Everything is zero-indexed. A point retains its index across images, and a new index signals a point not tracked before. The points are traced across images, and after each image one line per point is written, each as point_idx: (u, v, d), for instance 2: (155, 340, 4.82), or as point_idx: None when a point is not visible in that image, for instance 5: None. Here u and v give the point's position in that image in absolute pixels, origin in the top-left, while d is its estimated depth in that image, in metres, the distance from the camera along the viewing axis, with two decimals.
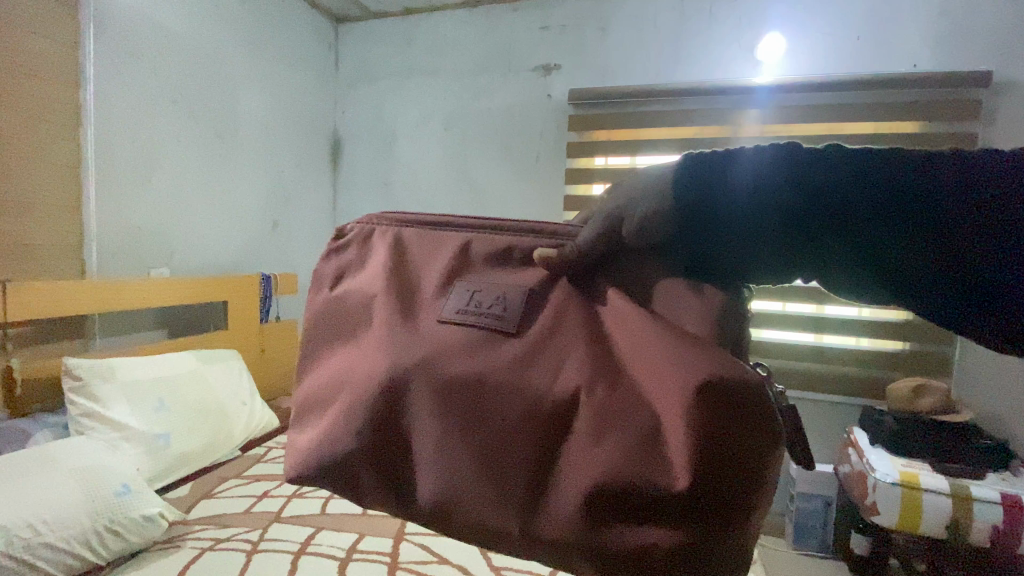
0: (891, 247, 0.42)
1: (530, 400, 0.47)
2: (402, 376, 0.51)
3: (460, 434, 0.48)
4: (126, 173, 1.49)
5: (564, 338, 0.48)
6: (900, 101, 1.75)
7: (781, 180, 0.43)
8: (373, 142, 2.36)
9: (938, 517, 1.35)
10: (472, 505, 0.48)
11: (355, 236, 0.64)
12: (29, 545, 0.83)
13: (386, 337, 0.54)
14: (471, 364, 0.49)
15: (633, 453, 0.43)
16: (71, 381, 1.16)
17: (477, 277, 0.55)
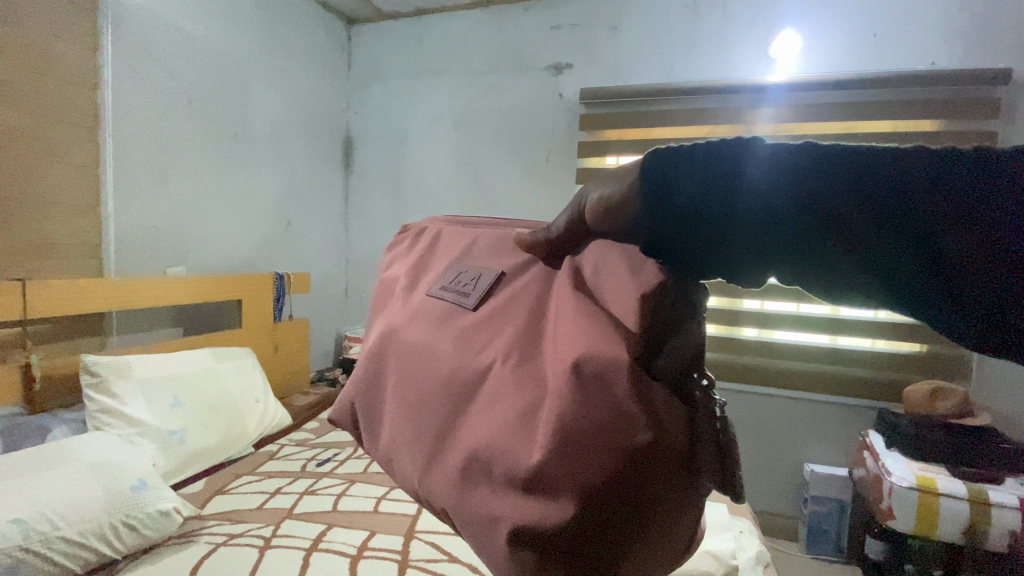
0: (885, 254, 0.33)
1: (456, 365, 0.53)
2: (384, 335, 0.63)
3: (402, 387, 0.57)
4: (143, 173, 1.52)
5: (504, 318, 0.54)
6: (919, 99, 1.72)
7: (762, 170, 0.36)
8: (384, 142, 2.37)
9: (955, 521, 1.32)
10: (399, 447, 0.56)
11: (412, 228, 0.78)
12: (46, 539, 0.85)
13: (396, 309, 0.66)
14: (427, 331, 0.58)
15: (509, 424, 0.46)
16: (89, 377, 1.17)
17: (472, 262, 0.64)
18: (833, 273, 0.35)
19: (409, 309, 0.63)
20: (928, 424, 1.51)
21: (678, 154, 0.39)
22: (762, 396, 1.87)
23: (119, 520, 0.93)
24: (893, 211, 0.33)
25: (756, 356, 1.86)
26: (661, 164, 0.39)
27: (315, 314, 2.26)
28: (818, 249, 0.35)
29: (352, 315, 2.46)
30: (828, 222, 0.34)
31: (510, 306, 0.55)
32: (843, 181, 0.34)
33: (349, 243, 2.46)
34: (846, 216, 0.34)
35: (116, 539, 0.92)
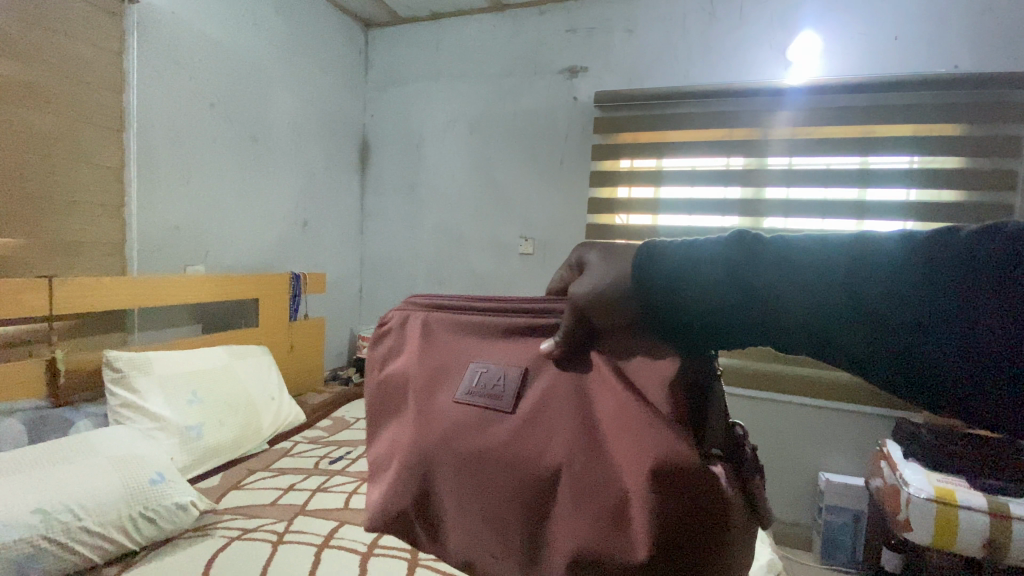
0: (840, 322, 0.39)
1: (508, 464, 0.52)
2: (426, 452, 0.57)
3: (468, 501, 0.54)
4: (165, 174, 1.55)
5: (550, 416, 0.52)
6: (940, 101, 1.68)
7: (733, 268, 0.42)
8: (400, 145, 2.39)
9: (974, 534, 1.29)
10: (488, 553, 0.53)
11: (396, 322, 0.71)
12: (69, 529, 0.87)
13: (416, 405, 0.61)
14: (476, 440, 0.54)
15: (601, 528, 0.46)
16: (111, 372, 1.21)
17: (484, 355, 0.60)
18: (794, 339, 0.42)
19: (432, 408, 0.59)
20: (948, 436, 1.49)
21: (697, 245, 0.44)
22: (779, 403, 1.84)
23: (138, 512, 0.95)
24: (858, 290, 0.39)
25: (771, 362, 1.87)
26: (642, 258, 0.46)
27: (329, 314, 2.29)
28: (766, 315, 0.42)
29: (367, 316, 2.49)
30: (763, 303, 0.42)
31: (550, 405, 0.52)
32: (821, 266, 0.40)
33: (364, 244, 2.49)
34: (823, 291, 0.40)
35: (135, 531, 0.94)
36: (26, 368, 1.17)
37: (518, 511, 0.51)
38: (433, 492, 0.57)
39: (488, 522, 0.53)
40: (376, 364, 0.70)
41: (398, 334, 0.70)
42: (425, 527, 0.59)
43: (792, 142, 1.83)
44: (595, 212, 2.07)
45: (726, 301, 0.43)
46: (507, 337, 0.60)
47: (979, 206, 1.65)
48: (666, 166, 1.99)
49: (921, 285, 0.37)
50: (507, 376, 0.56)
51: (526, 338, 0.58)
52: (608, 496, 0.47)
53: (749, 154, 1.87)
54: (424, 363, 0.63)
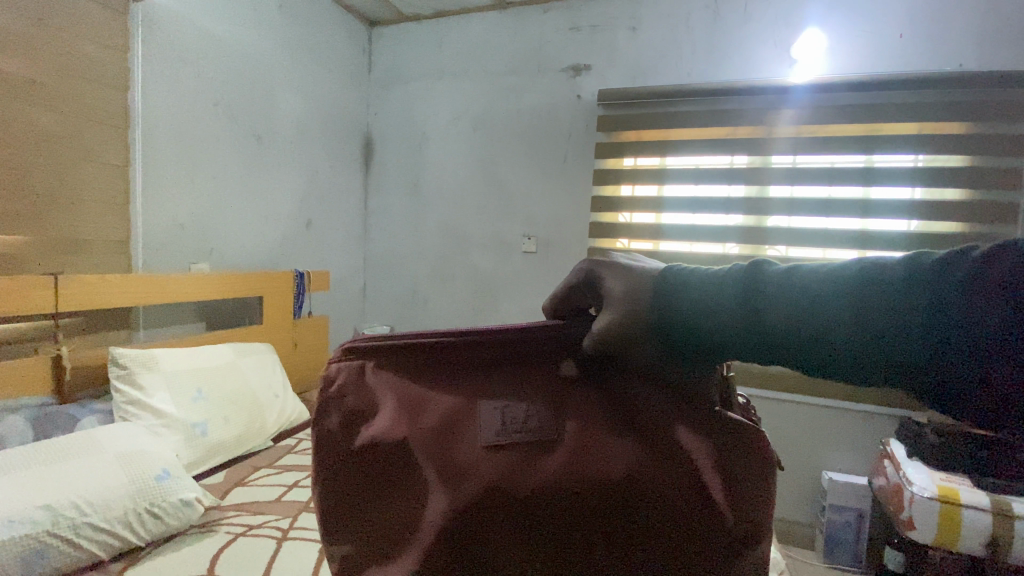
0: (849, 338, 0.37)
1: (570, 497, 0.45)
2: (475, 512, 0.45)
3: (541, 550, 0.45)
4: (170, 172, 1.56)
5: (600, 434, 0.46)
6: (944, 100, 1.67)
7: (733, 292, 0.42)
8: (404, 143, 2.39)
9: (977, 534, 1.29)
10: None
11: (345, 380, 0.52)
12: (75, 525, 0.87)
13: (428, 463, 0.47)
14: (532, 481, 0.45)
15: (697, 525, 0.44)
16: (117, 369, 1.22)
17: (488, 387, 0.50)
18: (791, 358, 0.40)
19: (454, 462, 0.46)
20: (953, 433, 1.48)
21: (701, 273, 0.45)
22: (782, 402, 1.84)
23: (144, 508, 0.95)
24: (845, 302, 0.38)
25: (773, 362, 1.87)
26: (645, 284, 0.45)
27: (333, 312, 2.29)
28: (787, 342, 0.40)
29: (370, 314, 2.50)
30: (771, 329, 0.40)
31: (595, 424, 0.46)
32: (827, 284, 0.39)
33: (367, 242, 2.49)
34: (817, 306, 0.38)
35: (141, 527, 0.94)
36: (33, 365, 1.18)
37: (600, 542, 0.44)
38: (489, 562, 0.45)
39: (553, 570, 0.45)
40: (335, 437, 0.50)
41: (357, 393, 0.51)
42: None
43: (795, 140, 1.82)
44: (599, 210, 2.07)
45: (714, 316, 0.42)
46: (507, 364, 0.51)
47: (983, 205, 1.64)
48: (669, 164, 1.99)
49: (913, 292, 0.36)
50: (535, 404, 0.48)
51: (530, 362, 0.51)
52: (687, 496, 0.44)
53: (753, 152, 1.86)
54: (418, 412, 0.49)
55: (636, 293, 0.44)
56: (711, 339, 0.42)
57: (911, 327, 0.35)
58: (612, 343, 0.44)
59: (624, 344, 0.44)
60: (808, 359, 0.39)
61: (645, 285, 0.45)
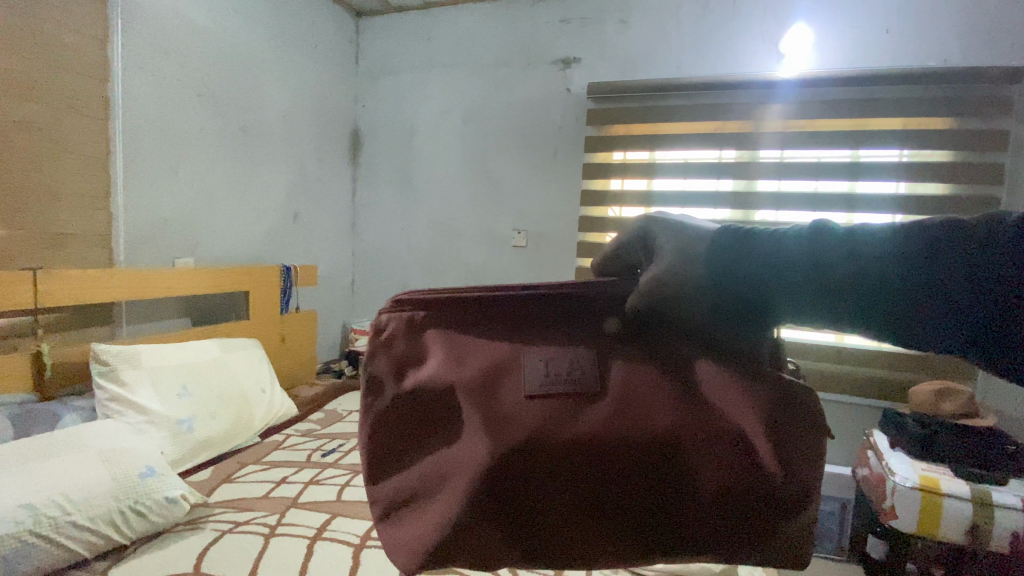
0: (900, 294, 0.38)
1: (613, 448, 0.46)
2: (516, 458, 0.47)
3: (578, 490, 0.47)
4: (153, 164, 1.52)
5: (647, 388, 0.47)
6: (929, 96, 1.69)
7: (781, 247, 0.42)
8: (392, 136, 2.37)
9: (960, 523, 1.31)
10: (605, 539, 0.47)
11: (395, 328, 0.54)
12: (57, 524, 0.86)
13: (472, 413, 0.49)
14: (576, 430, 0.47)
15: (738, 474, 0.45)
16: (99, 366, 1.19)
17: (540, 342, 0.51)
18: (841, 312, 0.40)
19: (501, 412, 0.48)
20: (936, 424, 1.52)
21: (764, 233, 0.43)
22: None
23: (128, 506, 0.94)
24: (898, 253, 0.38)
25: None
26: (696, 237, 0.45)
27: (322, 307, 2.27)
28: (822, 294, 0.40)
29: (359, 309, 2.48)
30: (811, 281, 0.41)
31: (639, 381, 0.48)
32: (883, 243, 0.39)
33: (356, 236, 2.47)
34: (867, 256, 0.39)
35: (125, 525, 0.93)
36: (11, 361, 1.15)
37: (637, 486, 0.46)
38: (527, 502, 0.47)
39: (592, 513, 0.47)
40: (382, 382, 0.53)
41: (407, 342, 0.54)
42: (520, 544, 0.48)
43: (784, 134, 1.83)
44: (589, 204, 2.08)
45: (767, 265, 0.42)
46: (554, 322, 0.52)
47: (966, 200, 1.67)
48: (658, 158, 1.99)
49: (958, 248, 0.37)
50: (579, 359, 0.49)
51: (579, 320, 0.51)
52: (729, 449, 0.46)
53: (741, 146, 1.87)
54: (464, 366, 0.51)
55: (690, 251, 0.44)
56: (764, 288, 0.42)
57: (966, 277, 0.36)
58: (667, 297, 0.44)
59: (678, 299, 0.44)
60: (863, 312, 0.40)
61: (693, 236, 0.45)
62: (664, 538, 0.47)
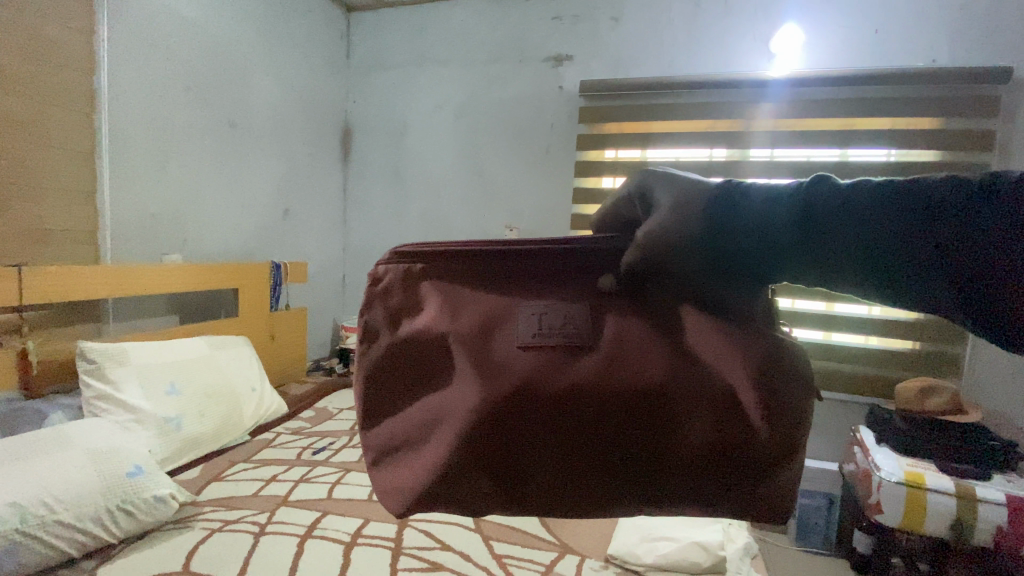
0: (891, 244, 0.38)
1: (596, 399, 0.48)
2: (501, 405, 0.49)
3: (562, 438, 0.49)
4: (141, 159, 1.51)
5: (635, 344, 0.49)
6: (917, 96, 1.71)
7: (777, 200, 0.42)
8: (384, 132, 2.36)
9: (943, 517, 1.33)
10: (586, 484, 0.50)
11: (394, 280, 0.58)
12: (44, 522, 0.85)
13: (465, 362, 0.52)
14: (560, 381, 0.49)
15: (718, 428, 0.47)
16: (86, 363, 1.18)
17: (534, 298, 0.53)
18: (841, 269, 0.40)
19: (490, 362, 0.51)
20: (919, 420, 1.55)
21: (761, 190, 0.43)
22: None
23: (116, 505, 0.93)
24: (903, 210, 0.38)
25: None
26: (694, 194, 0.44)
27: (312, 304, 2.26)
28: (812, 246, 0.41)
29: (350, 306, 2.47)
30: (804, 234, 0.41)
31: (629, 335, 0.49)
32: (880, 197, 0.39)
33: (347, 233, 2.46)
34: (869, 210, 0.39)
35: (113, 524, 0.92)
36: None
37: (619, 436, 0.48)
38: (510, 447, 0.50)
39: (575, 460, 0.49)
40: (381, 331, 0.57)
41: (404, 293, 0.57)
42: (503, 487, 0.51)
43: (774, 133, 1.84)
44: (580, 202, 2.08)
45: (765, 221, 0.42)
46: (550, 278, 0.53)
47: None
48: (650, 157, 1.98)
49: (956, 202, 0.36)
50: (571, 314, 0.51)
51: (574, 276, 0.53)
52: (712, 404, 0.47)
53: (732, 145, 1.87)
54: (459, 319, 0.54)
55: (685, 204, 0.43)
56: (762, 245, 0.43)
57: (967, 231, 0.36)
58: (655, 254, 0.45)
59: (668, 255, 0.44)
60: (854, 265, 0.39)
61: (693, 194, 0.44)
62: (644, 488, 0.49)
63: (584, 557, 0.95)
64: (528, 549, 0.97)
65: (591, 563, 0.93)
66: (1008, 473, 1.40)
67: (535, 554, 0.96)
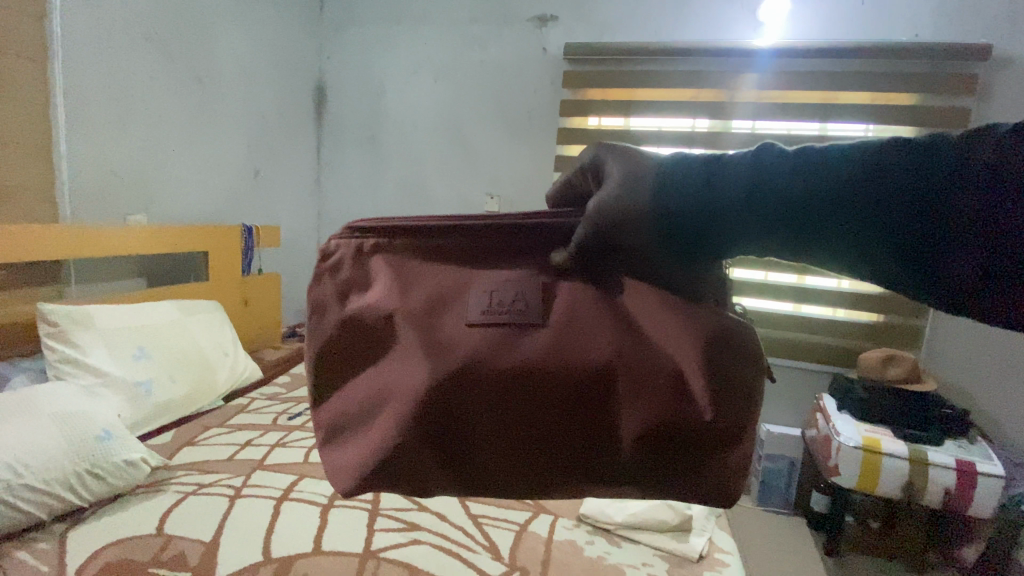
0: (877, 219, 0.36)
1: (542, 376, 0.48)
2: (447, 382, 0.49)
3: (507, 415, 0.49)
4: (99, 113, 1.42)
5: (584, 321, 0.49)
6: (898, 71, 1.72)
7: (755, 172, 0.40)
8: (360, 92, 2.27)
9: (896, 480, 1.41)
10: (533, 462, 0.50)
11: (347, 255, 0.58)
12: (10, 487, 0.83)
13: (413, 337, 0.52)
14: (506, 358, 0.49)
15: (665, 407, 0.46)
16: (48, 327, 1.13)
17: (485, 275, 0.53)
18: (827, 239, 0.38)
19: (438, 338, 0.51)
20: (879, 389, 1.60)
21: (741, 162, 0.41)
22: None
23: (85, 469, 0.92)
24: (883, 173, 0.36)
25: None
26: (647, 167, 0.44)
27: (287, 269, 2.21)
28: (797, 222, 0.39)
29: None
30: (787, 208, 0.39)
31: (578, 313, 0.49)
32: (864, 169, 0.37)
33: (322, 196, 2.39)
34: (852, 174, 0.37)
35: (82, 487, 0.91)
36: None
37: (565, 414, 0.49)
38: (456, 424, 0.50)
39: (521, 438, 0.50)
40: (329, 306, 0.57)
41: (354, 267, 0.58)
42: (450, 462, 0.51)
43: (758, 105, 1.83)
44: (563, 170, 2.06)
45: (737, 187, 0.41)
46: (503, 254, 0.53)
47: None
48: (633, 125, 1.97)
49: (946, 175, 0.35)
50: (521, 290, 0.51)
51: (528, 252, 0.53)
52: (659, 382, 0.47)
53: (715, 116, 1.86)
54: (411, 294, 0.54)
55: (636, 173, 0.43)
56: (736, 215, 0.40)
57: (952, 207, 0.35)
58: (608, 225, 0.43)
59: (623, 227, 0.43)
60: (839, 241, 0.38)
61: (645, 164, 0.44)
62: (591, 465, 0.49)
63: (557, 517, 0.99)
64: (502, 509, 0.99)
65: (563, 523, 0.97)
66: (960, 440, 1.48)
67: (510, 513, 0.98)
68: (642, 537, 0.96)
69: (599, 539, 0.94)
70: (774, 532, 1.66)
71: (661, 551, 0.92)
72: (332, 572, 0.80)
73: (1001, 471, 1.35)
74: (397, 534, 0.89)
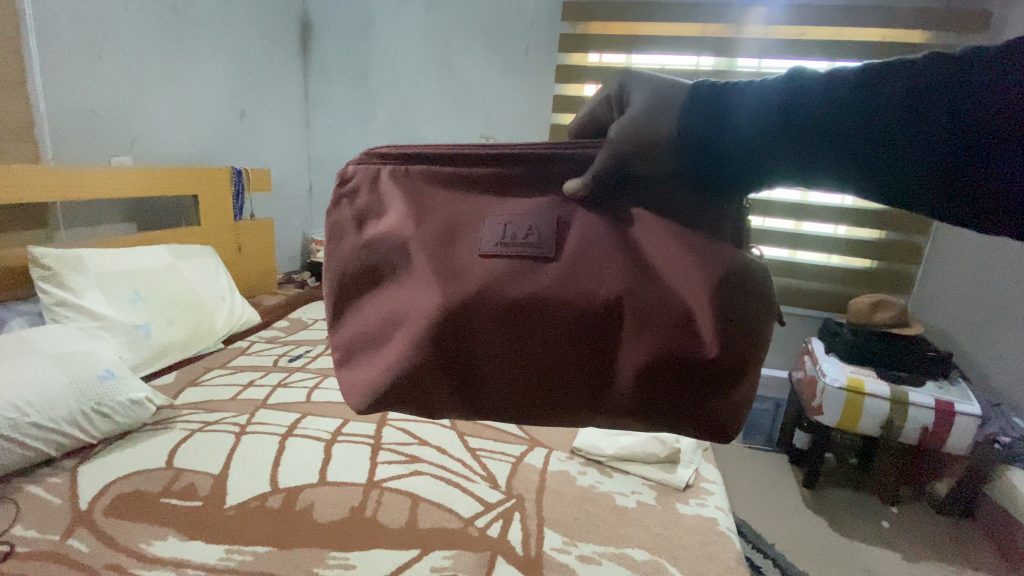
0: (880, 139, 0.41)
1: (553, 307, 0.49)
2: (460, 310, 0.50)
3: (516, 344, 0.50)
4: (71, 48, 1.34)
5: (597, 254, 0.49)
6: (911, 5, 1.65)
7: (773, 98, 0.44)
8: (347, 27, 2.15)
9: (876, 418, 1.47)
10: (538, 391, 0.52)
11: (364, 180, 0.58)
12: (17, 424, 0.85)
13: (427, 266, 0.52)
14: (519, 288, 0.49)
15: (671, 341, 0.48)
16: (40, 270, 1.13)
17: (501, 207, 0.53)
18: (832, 158, 0.42)
19: (453, 267, 0.51)
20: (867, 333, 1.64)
21: (757, 89, 0.45)
22: None
23: (90, 408, 0.94)
24: (890, 98, 0.41)
25: None
26: (669, 94, 0.46)
27: (278, 215, 2.17)
28: (808, 143, 0.43)
29: (318, 217, 2.39)
30: (799, 129, 0.43)
31: (593, 246, 0.49)
32: (872, 93, 0.41)
33: (311, 139, 2.32)
34: (858, 89, 0.42)
35: (89, 425, 0.93)
36: None
37: (572, 346, 0.50)
38: (466, 352, 0.51)
39: (528, 367, 0.51)
40: (345, 231, 0.57)
41: (371, 193, 0.57)
42: (457, 388, 0.53)
43: (764, 42, 1.76)
44: (559, 110, 1.99)
45: (753, 105, 0.44)
46: (520, 186, 0.53)
47: None
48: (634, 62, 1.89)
49: (949, 95, 0.40)
50: (536, 223, 0.51)
51: (544, 185, 0.53)
52: (668, 315, 0.47)
53: (720, 54, 1.79)
54: (425, 224, 0.53)
55: (660, 98, 0.46)
56: (751, 134, 0.44)
57: (953, 124, 0.39)
58: (631, 148, 0.46)
59: (645, 149, 0.46)
60: (845, 161, 0.42)
61: (668, 90, 0.46)
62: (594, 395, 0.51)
63: (552, 450, 1.03)
64: (500, 442, 1.04)
65: (558, 455, 1.01)
66: (941, 380, 1.54)
67: (507, 446, 1.03)
68: (631, 467, 1.00)
69: (592, 470, 0.98)
70: (756, 466, 1.75)
71: (650, 481, 0.97)
72: (337, 501, 0.84)
73: (977, 411, 1.40)
74: (399, 466, 0.93)
